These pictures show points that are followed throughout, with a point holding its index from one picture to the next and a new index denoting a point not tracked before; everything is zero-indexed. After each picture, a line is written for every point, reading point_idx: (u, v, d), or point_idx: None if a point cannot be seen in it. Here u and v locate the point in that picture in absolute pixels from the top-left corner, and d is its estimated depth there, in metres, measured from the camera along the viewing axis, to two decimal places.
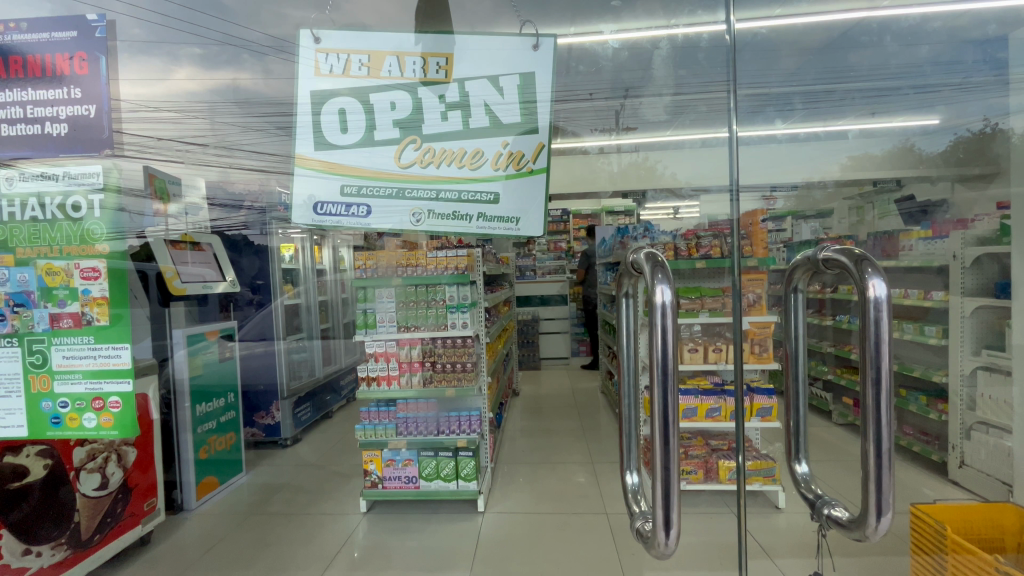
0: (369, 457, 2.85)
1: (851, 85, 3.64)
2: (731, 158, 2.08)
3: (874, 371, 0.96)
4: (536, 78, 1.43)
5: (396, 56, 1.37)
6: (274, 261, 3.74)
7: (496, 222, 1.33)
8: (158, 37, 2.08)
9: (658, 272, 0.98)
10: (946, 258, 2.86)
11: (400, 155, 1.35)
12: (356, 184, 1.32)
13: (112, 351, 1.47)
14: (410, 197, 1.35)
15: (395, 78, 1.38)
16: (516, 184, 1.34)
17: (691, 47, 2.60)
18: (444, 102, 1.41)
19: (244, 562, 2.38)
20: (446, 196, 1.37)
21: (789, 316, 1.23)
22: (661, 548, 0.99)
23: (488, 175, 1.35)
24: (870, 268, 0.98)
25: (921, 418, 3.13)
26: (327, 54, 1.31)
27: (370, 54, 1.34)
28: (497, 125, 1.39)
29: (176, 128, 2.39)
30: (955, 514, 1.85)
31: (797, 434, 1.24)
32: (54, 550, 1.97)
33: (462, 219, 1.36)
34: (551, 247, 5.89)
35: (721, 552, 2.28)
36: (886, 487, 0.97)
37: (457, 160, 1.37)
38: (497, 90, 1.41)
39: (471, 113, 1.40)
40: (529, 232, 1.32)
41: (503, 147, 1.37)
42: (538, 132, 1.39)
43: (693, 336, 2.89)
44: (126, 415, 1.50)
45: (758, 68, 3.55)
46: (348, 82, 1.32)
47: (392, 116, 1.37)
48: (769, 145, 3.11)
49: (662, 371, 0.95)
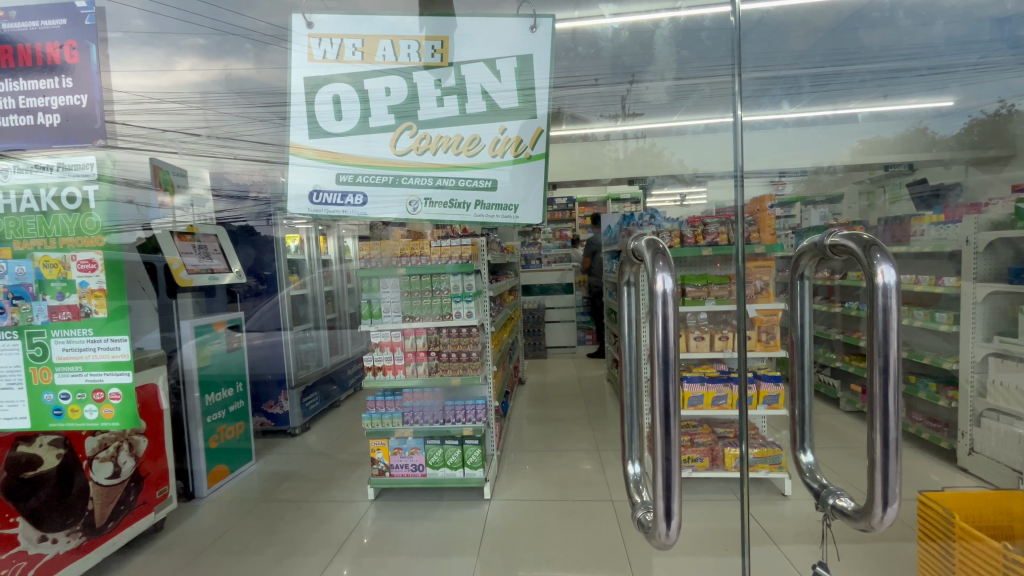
0: (377, 445, 2.88)
1: (862, 67, 3.55)
2: (737, 143, 2.00)
3: (882, 359, 0.93)
4: (534, 61, 1.36)
5: (390, 40, 1.29)
6: (280, 253, 3.76)
7: (494, 210, 1.32)
8: (157, 27, 2.04)
9: (658, 259, 0.96)
10: (958, 243, 2.79)
11: (396, 142, 1.33)
12: (352, 172, 1.30)
13: (112, 343, 1.47)
14: (407, 184, 1.33)
15: (389, 63, 1.31)
16: (513, 171, 1.32)
17: (694, 28, 2.53)
18: (440, 87, 1.35)
19: (252, 549, 2.42)
20: (444, 182, 1.34)
21: (794, 303, 1.20)
22: (663, 537, 0.97)
23: (485, 161, 1.32)
24: (879, 253, 0.95)
25: (931, 405, 3.09)
26: (320, 40, 1.30)
27: (364, 38, 1.29)
28: (494, 110, 1.35)
29: (176, 119, 2.39)
30: (964, 501, 1.84)
31: (802, 422, 1.22)
32: (70, 536, 2.00)
33: (459, 207, 1.34)
34: (556, 236, 6.48)
35: (723, 539, 2.28)
36: (892, 477, 0.94)
37: (454, 147, 1.33)
38: (494, 74, 1.37)
39: (468, 98, 1.36)
40: (529, 221, 1.31)
41: (501, 133, 1.34)
42: (537, 118, 1.38)
43: (700, 324, 2.89)
44: (126, 407, 1.51)
45: (767, 49, 3.43)
46: (342, 68, 1.31)
47: (388, 104, 1.33)
48: (777, 129, 3.17)
49: (663, 361, 0.93)
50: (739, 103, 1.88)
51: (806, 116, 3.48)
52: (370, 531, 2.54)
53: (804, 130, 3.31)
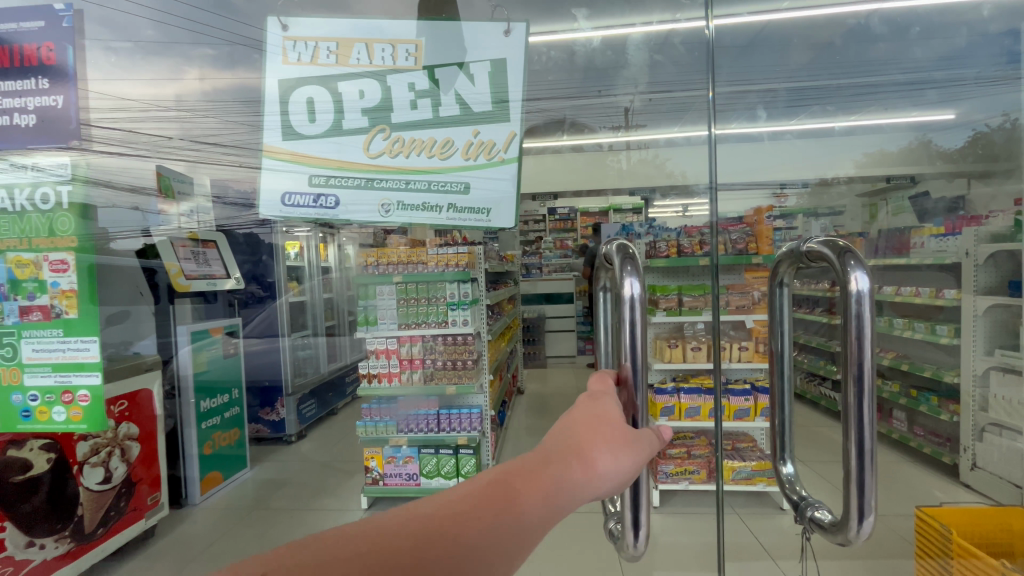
0: (371, 453, 2.86)
1: (844, 82, 3.76)
2: (711, 156, 1.99)
3: (856, 368, 0.91)
4: (508, 67, 1.32)
5: (365, 43, 1.29)
6: (279, 260, 3.84)
7: (466, 214, 1.26)
8: (170, 38, 2.18)
9: (627, 264, 0.95)
10: (958, 255, 2.78)
11: (368, 144, 1.29)
12: (324, 175, 1.29)
13: (80, 345, 1.49)
14: (379, 187, 1.29)
15: (364, 66, 1.32)
16: (484, 175, 1.28)
17: (668, 37, 2.74)
18: (414, 90, 1.33)
19: (244, 556, 2.39)
20: (417, 185, 1.30)
21: (774, 312, 1.17)
22: (631, 551, 0.95)
23: (456, 165, 1.27)
24: (853, 260, 0.93)
25: (933, 419, 3.03)
26: (295, 42, 1.28)
27: (338, 42, 1.28)
28: (467, 113, 1.30)
29: (187, 127, 2.45)
30: (963, 517, 1.80)
31: (782, 431, 1.19)
32: (58, 542, 1.99)
33: (432, 209, 1.30)
34: (557, 245, 5.91)
35: (701, 552, 2.25)
36: (868, 487, 0.92)
37: (427, 150, 1.29)
38: (468, 79, 1.32)
39: (441, 100, 1.32)
40: (500, 225, 1.25)
41: (474, 137, 1.29)
42: (510, 121, 1.29)
43: (697, 334, 2.89)
44: (94, 408, 1.52)
45: (746, 67, 3.62)
46: (316, 71, 1.29)
47: (361, 107, 1.30)
48: (754, 143, 3.30)
49: (631, 367, 0.91)
50: (712, 121, 1.84)
51: (777, 132, 3.53)
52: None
53: (786, 142, 3.37)
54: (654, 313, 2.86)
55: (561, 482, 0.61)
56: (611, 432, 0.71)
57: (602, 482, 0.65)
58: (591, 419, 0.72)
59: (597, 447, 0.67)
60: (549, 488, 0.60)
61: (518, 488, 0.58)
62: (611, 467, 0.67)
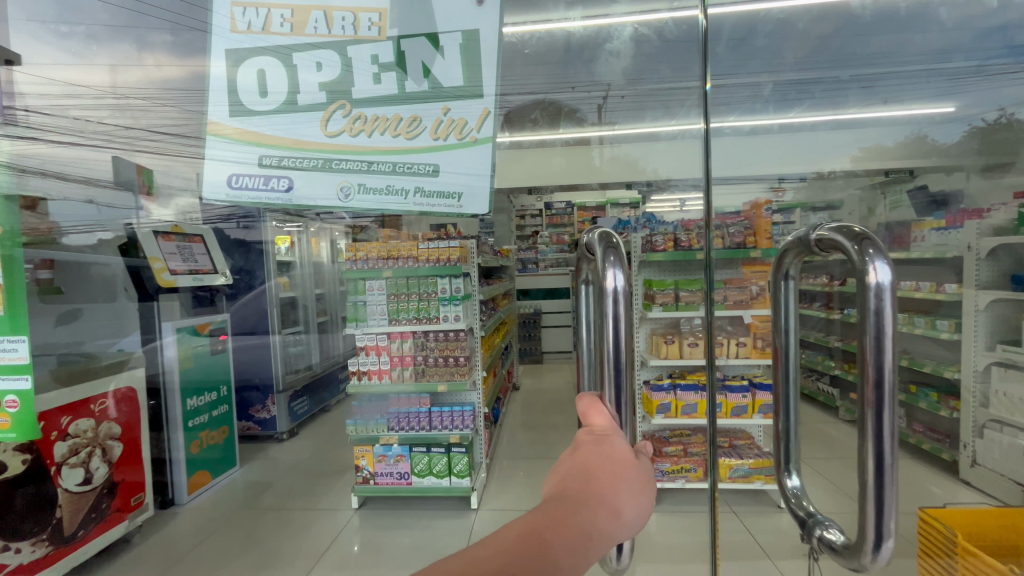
0: (361, 452, 2.77)
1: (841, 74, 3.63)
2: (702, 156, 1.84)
3: (875, 371, 0.81)
4: (481, 39, 1.12)
5: (322, 11, 1.09)
6: (268, 256, 3.72)
7: (434, 198, 1.08)
8: (128, 22, 1.80)
9: (608, 254, 0.85)
10: (960, 249, 2.70)
11: (326, 122, 1.10)
12: (276, 154, 1.10)
13: (7, 346, 1.29)
14: (336, 169, 1.10)
15: (322, 36, 1.10)
16: (457, 155, 1.09)
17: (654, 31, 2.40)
18: (377, 63, 1.12)
19: (232, 558, 2.29)
20: (379, 167, 1.10)
21: (778, 307, 1.07)
22: (613, 562, 0.86)
23: (424, 145, 1.09)
24: (872, 248, 0.83)
25: (932, 414, 2.94)
26: (245, 8, 1.08)
27: (294, 8, 1.09)
28: (436, 89, 1.12)
29: None
30: (969, 519, 1.72)
31: (787, 436, 1.09)
32: (35, 546, 1.89)
33: (396, 194, 1.10)
34: (553, 240, 5.65)
35: (695, 552, 2.18)
36: (888, 508, 0.83)
37: (391, 129, 1.11)
38: (437, 50, 1.13)
39: (408, 75, 1.13)
40: (473, 212, 1.10)
41: (442, 114, 1.10)
42: (484, 96, 1.10)
43: (693, 329, 2.80)
44: (25, 415, 1.37)
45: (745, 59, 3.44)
46: (264, 42, 1.10)
47: (318, 80, 1.11)
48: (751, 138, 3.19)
49: (613, 365, 0.83)
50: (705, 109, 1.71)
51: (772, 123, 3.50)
52: (358, 539, 2.43)
53: (785, 138, 3.39)
54: (650, 308, 2.79)
55: (591, 528, 0.58)
56: (638, 477, 0.67)
57: (624, 530, 0.62)
58: (604, 459, 0.68)
59: (619, 492, 0.64)
60: (580, 533, 0.57)
61: (547, 537, 0.55)
62: (632, 512, 0.63)
